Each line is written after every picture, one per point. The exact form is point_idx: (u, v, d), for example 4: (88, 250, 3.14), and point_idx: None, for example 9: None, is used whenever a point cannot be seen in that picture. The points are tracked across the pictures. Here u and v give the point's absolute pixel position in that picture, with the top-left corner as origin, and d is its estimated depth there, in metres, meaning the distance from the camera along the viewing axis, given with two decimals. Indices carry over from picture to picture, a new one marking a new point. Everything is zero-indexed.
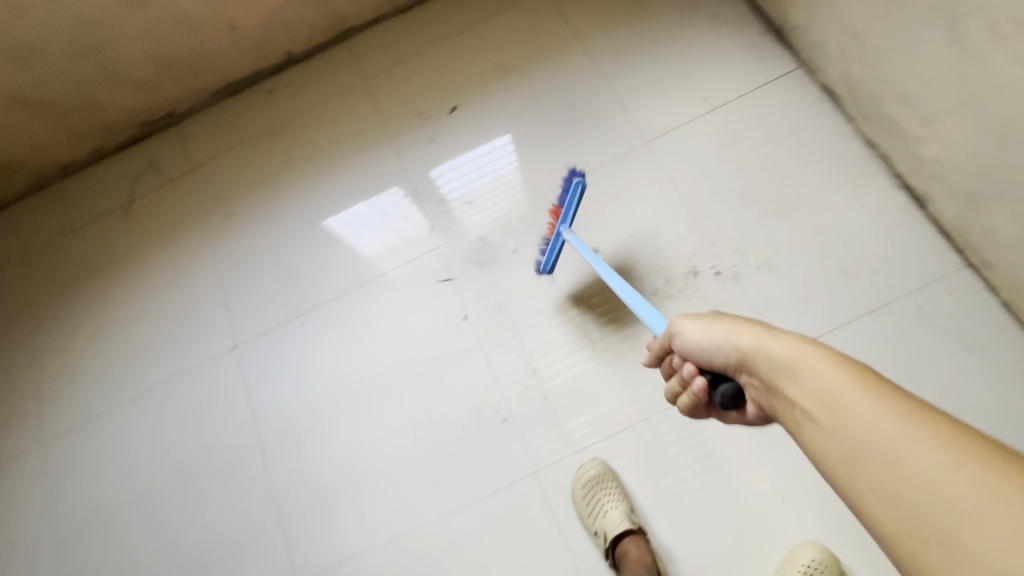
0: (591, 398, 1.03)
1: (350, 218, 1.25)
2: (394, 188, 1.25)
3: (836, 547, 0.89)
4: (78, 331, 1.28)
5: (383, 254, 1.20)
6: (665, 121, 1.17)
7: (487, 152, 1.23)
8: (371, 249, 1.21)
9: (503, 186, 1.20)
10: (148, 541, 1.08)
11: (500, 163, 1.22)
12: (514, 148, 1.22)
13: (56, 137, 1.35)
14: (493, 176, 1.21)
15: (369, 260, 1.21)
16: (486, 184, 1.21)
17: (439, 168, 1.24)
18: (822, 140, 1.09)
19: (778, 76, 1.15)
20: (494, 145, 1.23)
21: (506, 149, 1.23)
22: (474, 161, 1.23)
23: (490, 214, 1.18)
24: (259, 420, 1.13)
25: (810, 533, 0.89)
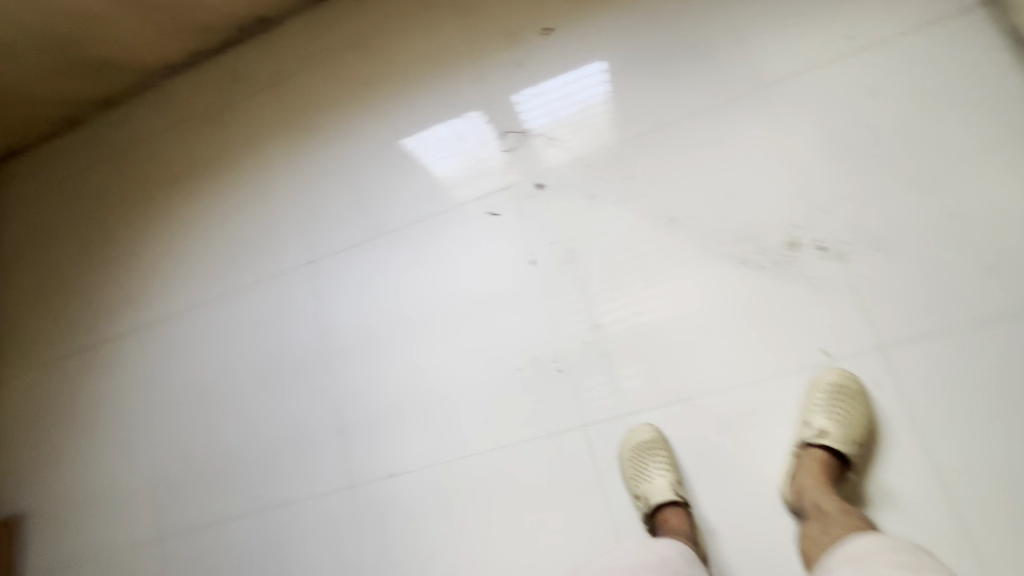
0: (652, 362, 0.98)
1: (429, 140, 1.21)
2: (473, 112, 1.19)
3: (893, 487, 0.83)
4: (175, 229, 1.37)
5: (456, 179, 1.17)
6: (791, 62, 1.00)
7: (576, 78, 1.12)
8: (441, 172, 1.19)
9: (591, 118, 1.10)
10: (228, 427, 1.21)
11: (590, 93, 1.11)
12: (608, 76, 1.10)
13: (158, 38, 1.38)
14: (579, 106, 1.11)
15: (443, 184, 1.18)
16: (568, 116, 1.12)
17: (520, 95, 1.16)
18: (991, 101, 0.89)
19: (949, 14, 0.93)
20: (582, 73, 1.12)
21: (593, 79, 1.11)
22: (562, 88, 1.13)
23: (574, 148, 1.10)
24: (327, 334, 1.19)
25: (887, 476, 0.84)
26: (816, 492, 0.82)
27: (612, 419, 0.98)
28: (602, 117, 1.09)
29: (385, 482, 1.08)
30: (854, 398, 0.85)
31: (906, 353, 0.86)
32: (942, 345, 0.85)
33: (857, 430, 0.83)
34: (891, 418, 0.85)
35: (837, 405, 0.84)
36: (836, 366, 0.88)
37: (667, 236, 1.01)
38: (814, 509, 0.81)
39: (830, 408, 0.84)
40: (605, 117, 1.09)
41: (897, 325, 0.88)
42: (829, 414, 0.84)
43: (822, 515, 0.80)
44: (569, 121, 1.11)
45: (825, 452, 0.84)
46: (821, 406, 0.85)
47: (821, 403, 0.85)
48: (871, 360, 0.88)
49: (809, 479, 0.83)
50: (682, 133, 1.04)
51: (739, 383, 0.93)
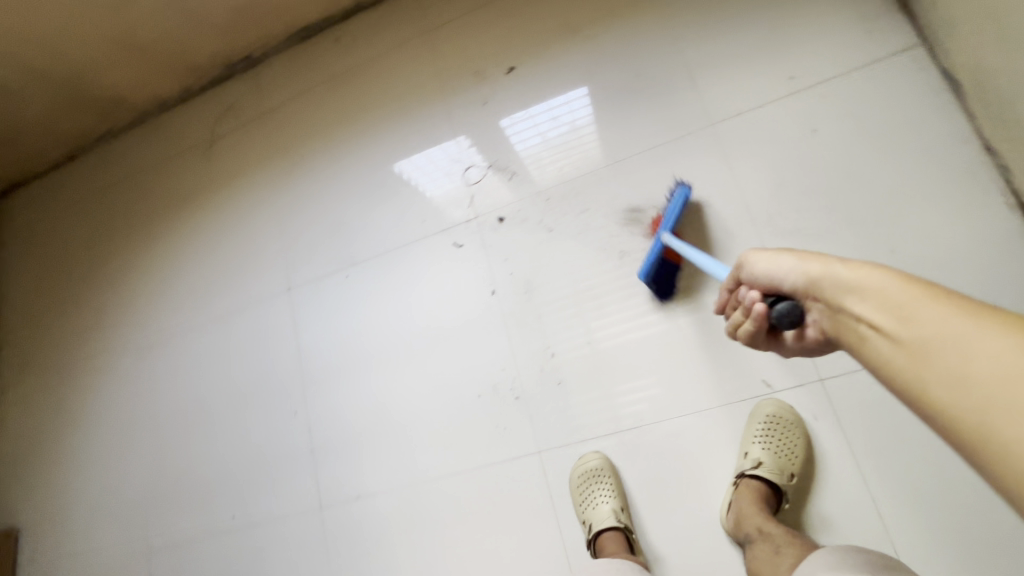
0: (604, 392, 1.01)
1: (423, 162, 1.25)
2: (464, 137, 1.23)
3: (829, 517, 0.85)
4: (165, 257, 1.45)
5: (452, 200, 1.21)
6: (740, 100, 1.04)
7: (562, 103, 1.16)
8: (436, 194, 1.22)
9: (580, 139, 1.13)
10: (209, 447, 1.26)
11: (577, 115, 1.15)
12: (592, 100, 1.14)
13: (151, 77, 1.46)
14: (568, 128, 1.15)
15: (437, 205, 1.22)
16: (559, 138, 1.15)
17: (510, 118, 1.20)
18: (926, 140, 0.92)
19: (887, 55, 0.97)
20: (570, 97, 1.16)
21: (582, 103, 1.15)
22: (550, 112, 1.17)
23: (566, 168, 1.13)
24: (302, 359, 1.24)
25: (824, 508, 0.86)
26: (757, 518, 0.83)
27: (565, 446, 1.01)
28: (592, 139, 1.12)
29: (352, 503, 1.12)
30: (790, 426, 0.88)
31: (845, 384, 0.89)
32: None
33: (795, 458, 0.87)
34: (831, 449, 0.87)
35: (772, 436, 0.87)
36: (775, 396, 0.91)
37: (620, 267, 1.05)
38: (758, 534, 0.82)
39: (767, 438, 0.87)
40: (595, 139, 1.12)
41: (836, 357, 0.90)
42: (766, 443, 0.87)
43: (768, 537, 0.81)
44: (560, 143, 1.15)
45: (761, 482, 0.86)
46: (758, 437, 0.88)
47: (759, 433, 0.88)
48: (812, 391, 0.90)
49: (747, 506, 0.85)
50: (636, 166, 1.08)
51: (686, 413, 0.96)
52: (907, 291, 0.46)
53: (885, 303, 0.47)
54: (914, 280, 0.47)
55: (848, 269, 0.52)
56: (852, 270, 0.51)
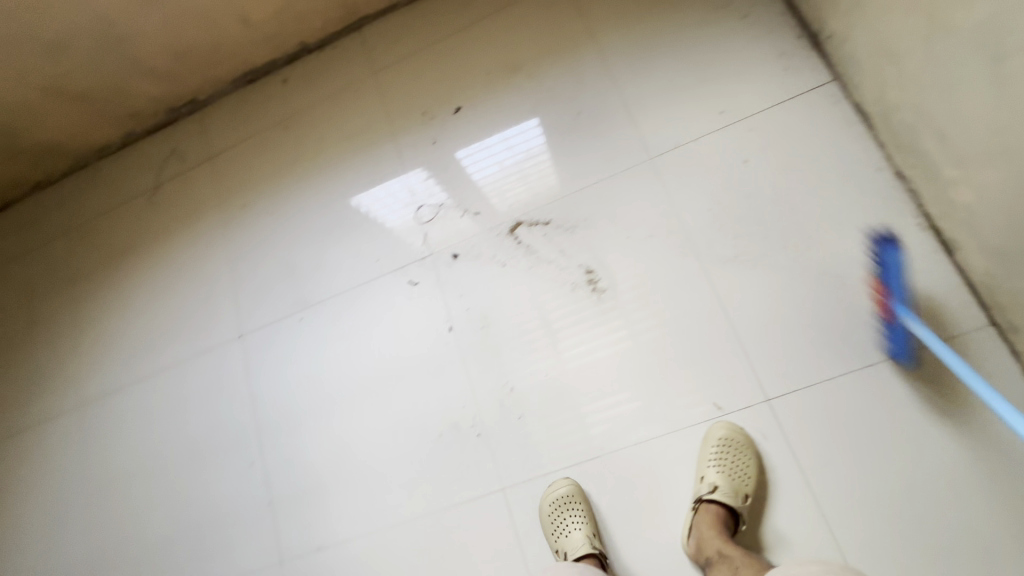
0: (564, 423, 1.02)
1: (381, 194, 1.26)
2: (420, 169, 1.24)
3: (784, 536, 0.87)
4: (108, 308, 1.39)
5: (411, 229, 1.21)
6: (676, 134, 1.09)
7: (516, 133, 1.19)
8: (396, 223, 1.23)
9: (535, 166, 1.16)
10: (159, 506, 1.20)
11: (531, 144, 1.18)
12: (543, 130, 1.18)
13: (89, 123, 1.42)
14: (523, 156, 1.18)
15: (398, 235, 1.22)
16: (515, 164, 1.18)
17: (467, 149, 1.22)
18: (845, 168, 0.99)
19: (805, 90, 1.04)
20: (523, 127, 1.19)
21: (536, 132, 1.18)
22: (504, 141, 1.19)
23: (524, 194, 1.15)
24: (257, 407, 1.21)
25: (778, 526, 0.88)
26: (716, 541, 0.86)
27: (528, 481, 1.01)
28: (547, 164, 1.15)
29: (313, 556, 1.08)
30: (742, 448, 0.90)
31: (789, 402, 0.93)
32: (819, 394, 0.92)
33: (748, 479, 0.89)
34: (780, 467, 0.90)
35: (725, 459, 0.89)
36: (726, 419, 0.94)
37: (572, 299, 1.07)
38: (718, 556, 0.85)
39: (721, 462, 0.89)
40: (550, 165, 1.15)
41: (779, 377, 0.94)
42: (721, 468, 0.89)
43: (728, 559, 0.84)
44: (517, 169, 1.17)
45: (718, 506, 0.89)
46: (712, 461, 0.90)
47: (713, 458, 0.90)
48: (760, 411, 0.94)
49: (707, 530, 0.88)
50: (583, 200, 1.11)
51: (643, 439, 0.98)
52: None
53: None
54: None
55: None
56: None
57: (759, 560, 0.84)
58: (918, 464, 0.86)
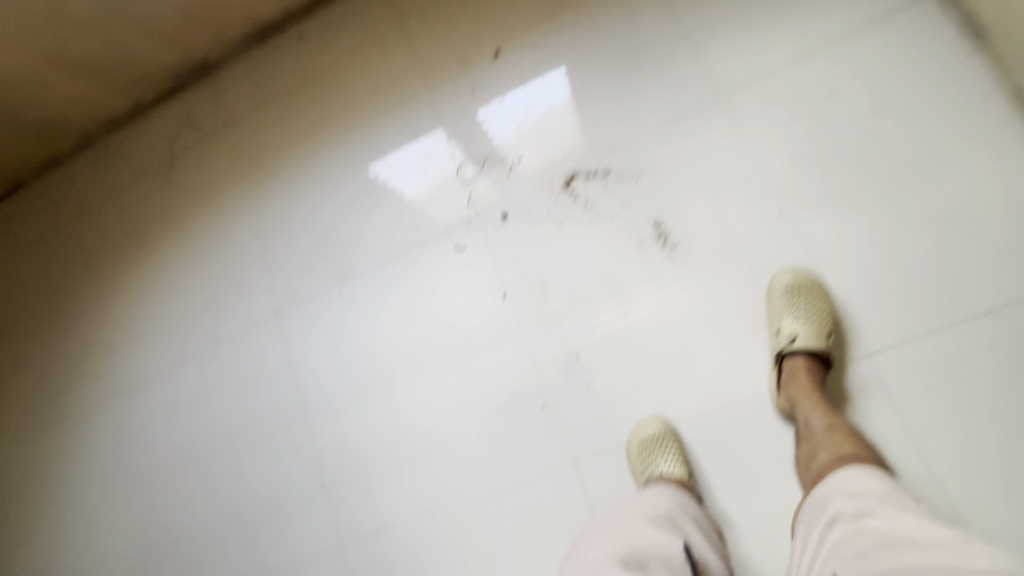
0: (637, 391, 0.94)
1: (396, 162, 1.17)
2: (439, 129, 1.15)
3: None
4: (137, 291, 1.32)
5: (427, 198, 1.13)
6: (749, 66, 0.97)
7: (538, 87, 1.09)
8: (412, 191, 1.14)
9: (558, 122, 1.06)
10: (209, 491, 1.16)
11: (553, 98, 1.07)
12: (569, 82, 1.07)
13: (96, 93, 1.32)
14: (545, 112, 1.08)
15: (414, 204, 1.14)
16: (536, 122, 1.08)
17: (487, 105, 1.12)
18: (951, 94, 0.88)
19: (900, 6, 0.91)
20: (547, 78, 1.08)
21: (559, 84, 1.08)
22: (526, 97, 1.09)
23: (543, 157, 1.06)
24: (302, 387, 1.14)
25: None
26: (807, 403, 0.81)
27: (600, 454, 0.94)
28: (570, 122, 1.06)
29: (374, 538, 1.03)
30: (808, 298, 0.86)
31: (895, 359, 0.84)
32: (929, 347, 0.83)
33: (819, 327, 0.84)
34: (889, 429, 0.82)
35: (798, 305, 0.85)
36: (828, 298, 0.87)
37: (639, 257, 0.98)
38: (803, 427, 0.81)
39: (796, 308, 0.85)
40: (574, 122, 1.05)
41: (882, 330, 0.85)
42: (795, 315, 0.84)
43: (810, 434, 0.80)
44: (537, 128, 1.08)
45: (805, 360, 0.83)
46: (786, 308, 0.86)
47: (785, 306, 0.86)
48: (860, 370, 0.85)
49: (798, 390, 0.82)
50: (645, 147, 1.01)
51: (727, 405, 0.90)
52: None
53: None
54: None
55: None
56: None
57: (848, 440, 0.76)
58: None
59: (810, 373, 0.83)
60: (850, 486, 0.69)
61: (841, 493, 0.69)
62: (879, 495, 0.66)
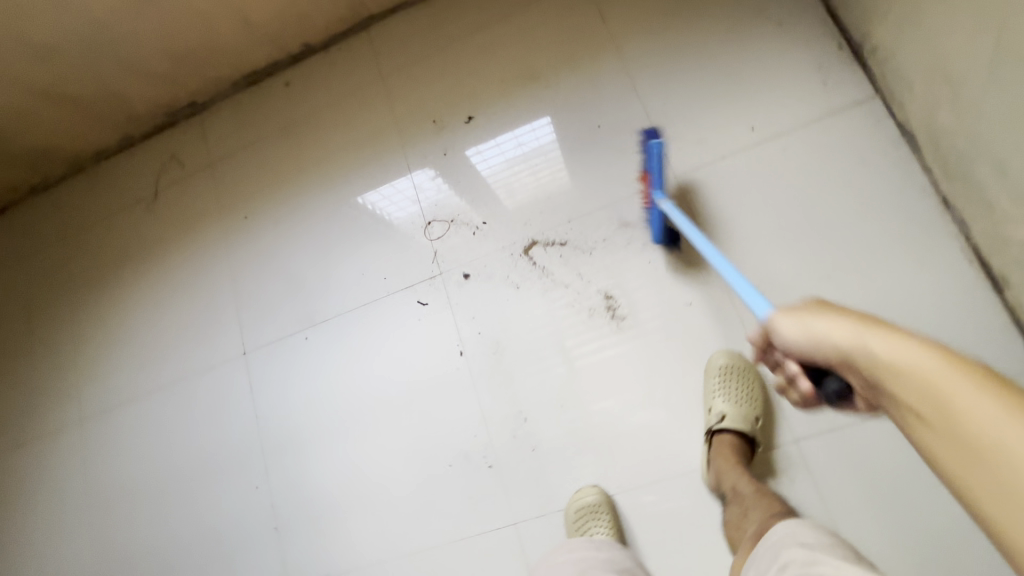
0: (579, 457, 0.98)
1: (387, 195, 1.21)
2: (428, 168, 1.19)
3: None
4: (110, 320, 1.35)
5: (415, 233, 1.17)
6: (703, 152, 1.03)
7: (527, 132, 1.13)
8: (401, 224, 1.18)
9: (547, 165, 1.11)
10: (165, 525, 1.19)
11: (542, 143, 1.12)
12: (556, 130, 1.12)
13: (86, 127, 1.36)
14: (534, 155, 1.12)
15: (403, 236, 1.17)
16: (525, 164, 1.12)
17: (477, 147, 1.16)
18: (885, 194, 0.93)
19: (843, 107, 0.97)
20: (535, 126, 1.13)
21: (547, 131, 1.12)
22: (515, 141, 1.14)
23: (524, 205, 1.10)
24: (262, 428, 1.17)
25: None
26: (732, 475, 0.84)
27: (542, 516, 0.97)
28: (558, 166, 1.10)
29: None
30: (738, 379, 0.90)
31: (821, 446, 0.88)
32: (853, 437, 0.87)
33: (746, 407, 0.88)
34: (812, 515, 0.86)
35: (727, 389, 0.90)
36: (760, 381, 0.91)
37: (589, 326, 1.03)
38: (732, 494, 0.84)
39: (726, 391, 0.90)
40: (561, 165, 1.10)
41: (809, 416, 0.89)
42: (725, 397, 0.89)
43: (740, 498, 0.82)
44: (526, 168, 1.12)
45: (733, 437, 0.88)
46: (718, 391, 0.90)
47: (717, 387, 0.91)
48: (788, 454, 0.89)
49: (724, 463, 0.86)
50: (602, 220, 1.05)
51: (663, 477, 0.94)
52: (947, 385, 0.42)
53: (921, 399, 0.43)
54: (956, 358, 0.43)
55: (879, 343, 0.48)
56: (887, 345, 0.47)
57: (774, 500, 0.79)
58: (957, 516, 0.81)
59: (737, 449, 0.87)
60: (801, 536, 0.67)
61: (793, 543, 0.66)
62: (826, 546, 0.63)
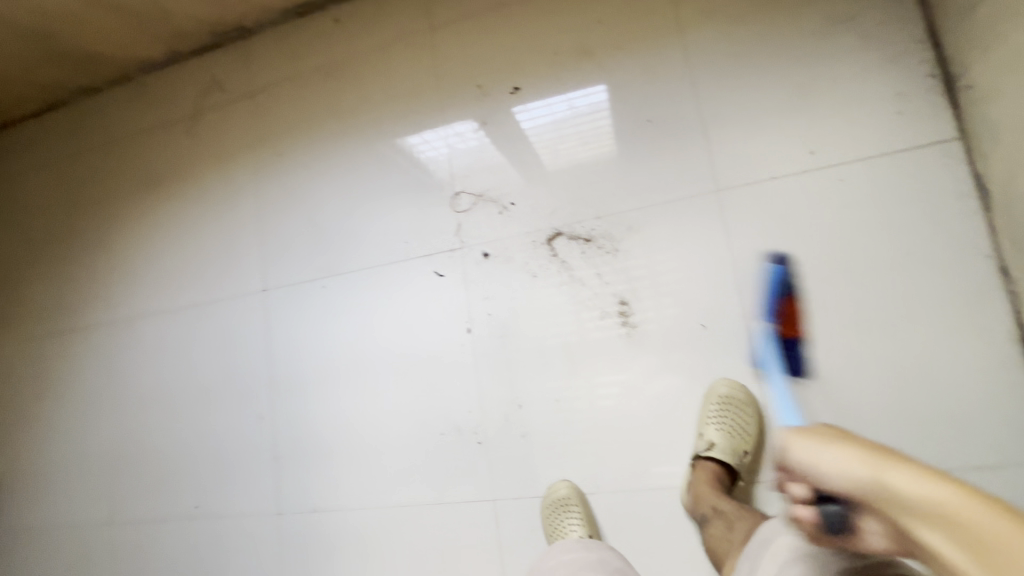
0: (565, 452, 1.00)
1: (425, 143, 1.18)
2: (469, 120, 1.15)
3: None
4: (144, 234, 1.41)
5: (445, 197, 1.15)
6: (753, 169, 0.96)
7: (581, 96, 1.07)
8: (442, 174, 1.16)
9: (595, 137, 1.06)
10: (180, 433, 1.29)
11: (593, 112, 1.06)
12: (609, 100, 1.05)
13: (134, 38, 1.35)
14: (584, 125, 1.07)
15: (438, 192, 1.16)
16: (575, 134, 1.07)
17: (525, 106, 1.11)
18: (940, 248, 0.86)
19: (918, 145, 0.88)
20: (588, 91, 1.07)
21: (601, 99, 1.06)
22: (566, 104, 1.08)
23: (557, 191, 1.07)
24: (272, 364, 1.23)
25: None
26: (711, 496, 0.87)
27: (519, 499, 1.01)
28: (609, 138, 1.05)
29: (310, 515, 1.15)
30: (734, 404, 0.91)
31: None
32: None
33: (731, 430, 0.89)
34: None
35: (725, 418, 0.90)
36: (757, 416, 0.92)
37: (598, 327, 1.01)
38: (713, 512, 0.85)
39: (723, 420, 0.90)
40: (611, 139, 1.05)
41: None
42: (720, 426, 0.89)
43: (723, 514, 0.84)
44: (575, 138, 1.07)
45: (716, 465, 0.89)
46: (714, 418, 0.90)
47: (714, 414, 0.91)
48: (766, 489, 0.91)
49: (703, 487, 0.88)
50: (632, 221, 1.02)
51: (641, 487, 0.96)
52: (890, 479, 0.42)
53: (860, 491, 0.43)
54: (863, 444, 0.45)
55: (800, 442, 0.48)
56: (805, 443, 0.48)
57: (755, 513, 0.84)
58: None
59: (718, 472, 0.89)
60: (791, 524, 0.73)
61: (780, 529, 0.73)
62: None
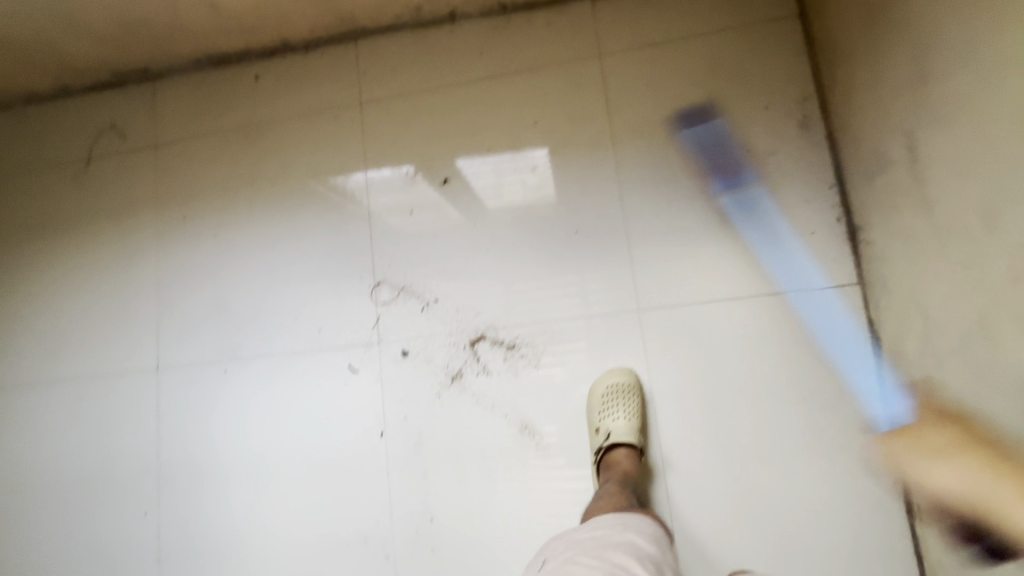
0: (474, 571, 0.97)
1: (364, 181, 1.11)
2: (409, 165, 1.10)
3: None
4: (14, 291, 1.23)
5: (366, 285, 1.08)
6: (675, 289, 0.98)
7: (525, 161, 1.05)
8: (364, 260, 1.09)
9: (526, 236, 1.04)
10: (45, 527, 1.13)
11: (533, 184, 1.04)
12: (552, 169, 1.04)
13: (12, 70, 1.18)
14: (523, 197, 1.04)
15: (358, 278, 1.09)
16: (512, 202, 1.05)
17: (469, 160, 1.08)
18: (837, 389, 0.91)
19: (822, 287, 0.93)
20: (533, 156, 1.05)
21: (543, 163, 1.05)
22: (512, 164, 1.06)
23: (483, 291, 1.04)
24: (161, 453, 1.11)
25: None
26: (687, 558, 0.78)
27: None
28: (540, 240, 1.03)
29: None
30: (632, 399, 0.93)
31: None
32: None
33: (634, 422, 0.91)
34: None
35: None
36: None
37: (515, 440, 0.99)
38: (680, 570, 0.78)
39: None
40: (542, 243, 1.03)
41: None
42: None
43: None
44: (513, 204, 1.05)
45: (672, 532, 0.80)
46: None
47: None
48: None
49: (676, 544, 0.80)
50: (556, 332, 1.00)
51: None
52: None
53: None
54: None
55: None
56: None
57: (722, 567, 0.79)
58: None
59: (631, 470, 0.89)
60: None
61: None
62: None
